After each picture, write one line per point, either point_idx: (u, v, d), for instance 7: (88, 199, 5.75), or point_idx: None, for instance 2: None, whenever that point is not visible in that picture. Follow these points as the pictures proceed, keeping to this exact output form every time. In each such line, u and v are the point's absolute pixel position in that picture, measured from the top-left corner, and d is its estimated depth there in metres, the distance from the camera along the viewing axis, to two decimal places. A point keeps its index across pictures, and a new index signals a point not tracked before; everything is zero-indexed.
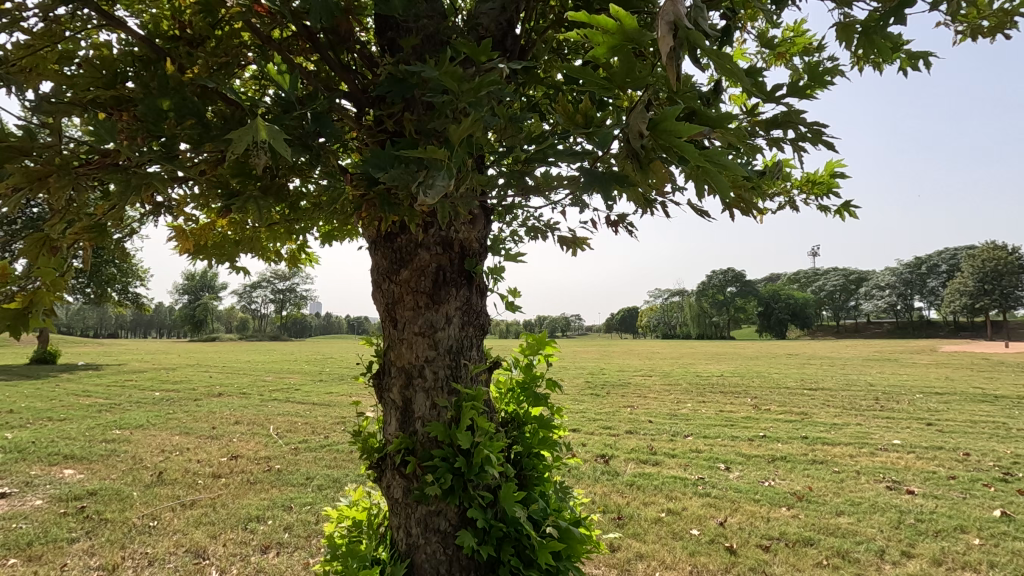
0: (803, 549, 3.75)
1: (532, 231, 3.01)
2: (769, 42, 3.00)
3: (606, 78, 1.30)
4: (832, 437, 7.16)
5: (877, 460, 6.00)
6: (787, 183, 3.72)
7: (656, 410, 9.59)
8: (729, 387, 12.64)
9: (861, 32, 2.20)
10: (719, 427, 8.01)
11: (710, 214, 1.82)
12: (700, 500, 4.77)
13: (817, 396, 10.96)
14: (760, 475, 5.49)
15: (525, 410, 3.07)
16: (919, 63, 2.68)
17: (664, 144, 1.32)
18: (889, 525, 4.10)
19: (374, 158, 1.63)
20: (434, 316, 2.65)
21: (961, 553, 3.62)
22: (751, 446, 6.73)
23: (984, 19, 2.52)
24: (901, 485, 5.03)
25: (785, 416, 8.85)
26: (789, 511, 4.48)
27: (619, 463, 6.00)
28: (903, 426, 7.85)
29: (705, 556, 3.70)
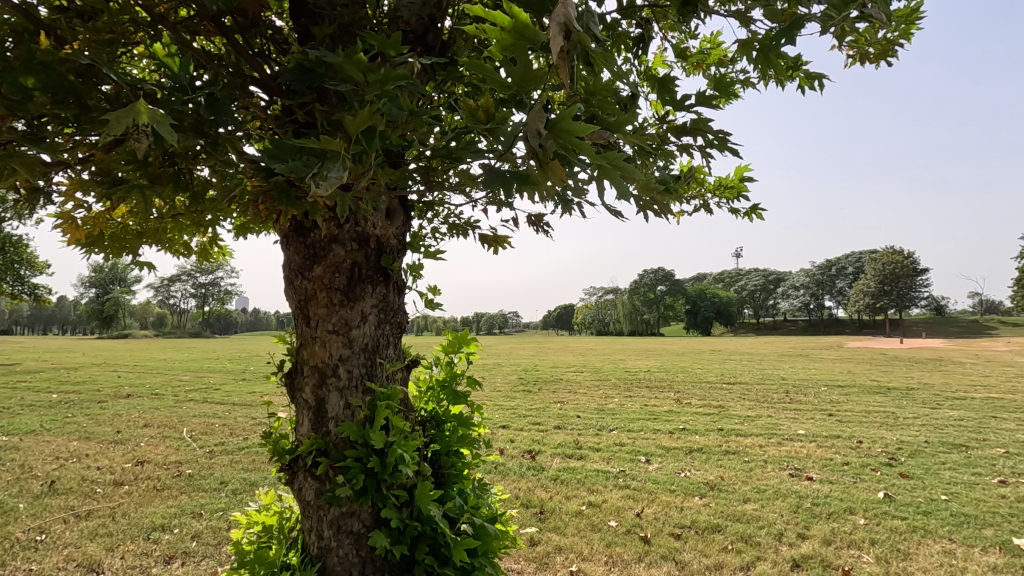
0: (711, 536, 3.96)
1: (452, 228, 3.01)
2: (685, 52, 3.14)
3: (506, 77, 1.32)
4: (744, 429, 7.60)
5: (783, 449, 6.43)
6: (701, 187, 3.91)
7: (584, 405, 9.82)
8: (654, 382, 13.18)
9: (759, 49, 2.36)
10: (643, 421, 8.31)
11: (622, 217, 1.89)
12: (620, 492, 4.94)
13: (734, 390, 11.60)
14: (677, 466, 5.76)
15: (444, 408, 3.05)
16: (815, 82, 2.89)
17: (563, 144, 1.36)
18: (789, 510, 4.41)
19: (273, 147, 1.56)
20: (348, 314, 2.58)
21: (849, 532, 3.95)
22: (671, 439, 7.04)
23: (871, 46, 2.75)
24: (802, 472, 5.43)
25: (705, 409, 9.31)
26: (701, 500, 4.72)
27: (545, 459, 6.10)
28: (808, 417, 8.46)
29: (620, 546, 3.83)
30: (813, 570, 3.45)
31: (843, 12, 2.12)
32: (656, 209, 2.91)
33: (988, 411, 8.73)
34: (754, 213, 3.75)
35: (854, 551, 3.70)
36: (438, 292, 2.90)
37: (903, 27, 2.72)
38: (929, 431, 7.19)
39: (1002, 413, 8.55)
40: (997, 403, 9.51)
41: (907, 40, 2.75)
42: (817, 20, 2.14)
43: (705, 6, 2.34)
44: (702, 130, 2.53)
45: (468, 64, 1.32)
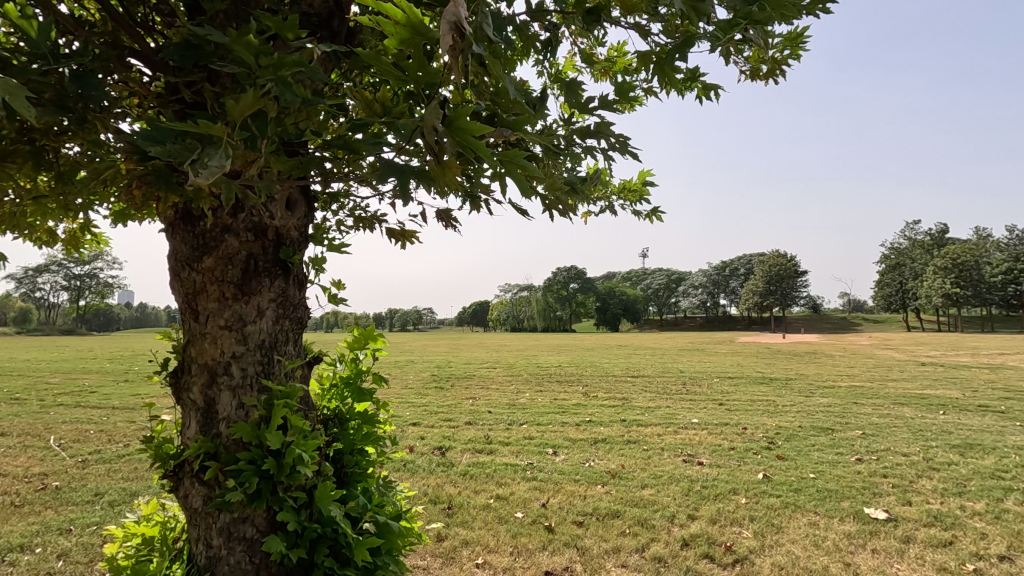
0: (610, 521, 4.17)
1: (358, 221, 2.94)
2: (593, 59, 3.27)
3: (403, 72, 1.34)
4: (645, 419, 8.06)
5: (678, 437, 6.88)
6: (607, 188, 4.10)
7: (496, 401, 9.93)
8: (564, 376, 13.61)
9: (656, 63, 2.52)
10: (552, 414, 8.57)
11: (528, 215, 1.95)
12: (527, 484, 5.06)
13: (637, 383, 12.23)
14: (582, 457, 6.00)
15: (348, 406, 2.97)
16: (710, 94, 3.12)
17: (461, 142, 1.39)
18: (681, 493, 4.74)
19: (148, 128, 1.44)
20: (242, 309, 2.44)
21: (732, 512, 4.31)
22: (578, 431, 7.31)
23: (761, 66, 3.02)
24: (694, 458, 5.84)
25: (610, 401, 9.75)
26: (603, 487, 4.95)
27: (456, 454, 6.11)
28: (701, 406, 9.13)
29: (526, 536, 3.93)
30: (700, 547, 3.71)
31: (728, 34, 2.32)
32: (562, 208, 3.02)
33: (850, 397, 9.86)
34: (655, 215, 3.98)
35: (736, 527, 4.04)
36: (341, 287, 2.81)
37: (788, 50, 3.00)
38: (802, 417, 8.00)
39: (862, 399, 9.69)
40: (858, 391, 10.75)
41: (790, 63, 3.05)
42: (706, 39, 2.33)
43: (608, 18, 2.47)
44: (604, 134, 2.67)
45: (363, 55, 1.29)
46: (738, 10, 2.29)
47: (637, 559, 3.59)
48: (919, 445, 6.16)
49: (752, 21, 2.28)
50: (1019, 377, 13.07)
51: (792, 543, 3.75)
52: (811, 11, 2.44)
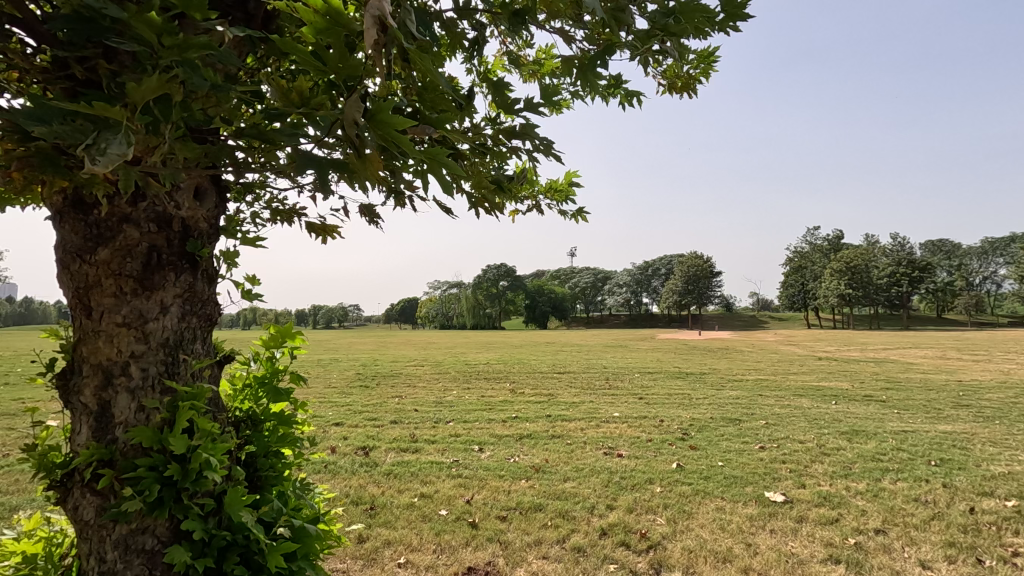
0: (532, 515, 4.25)
1: (275, 214, 2.81)
2: (522, 60, 3.32)
3: (323, 62, 1.31)
4: (569, 414, 8.27)
5: (600, 430, 7.13)
6: (534, 188, 4.17)
7: (423, 399, 9.84)
8: (492, 374, 13.70)
9: (578, 69, 2.60)
10: (479, 411, 8.60)
11: (454, 213, 1.95)
12: (452, 481, 5.06)
13: (563, 379, 12.51)
14: (507, 453, 6.07)
15: (262, 407, 2.85)
16: (631, 102, 3.26)
17: (383, 136, 1.38)
18: (601, 484, 4.92)
19: (32, 107, 1.31)
20: (143, 305, 2.26)
21: (648, 500, 4.53)
22: (504, 427, 7.39)
23: (678, 78, 3.18)
24: (614, 450, 6.07)
25: (536, 397, 9.93)
26: (527, 482, 5.04)
27: (379, 454, 5.99)
28: (623, 401, 9.49)
29: (449, 533, 3.94)
30: (617, 536, 3.87)
31: (646, 45, 2.44)
32: (488, 205, 3.04)
33: (757, 390, 10.61)
34: (579, 215, 4.09)
35: (651, 515, 4.24)
36: (256, 282, 2.68)
37: (702, 67, 3.19)
38: (713, 409, 8.52)
39: (766, 392, 10.46)
40: (763, 384, 11.59)
41: (704, 77, 3.24)
42: (625, 48, 2.43)
43: (534, 22, 2.52)
44: (529, 136, 2.72)
45: (278, 42, 1.24)
46: (656, 23, 2.41)
47: (558, 550, 3.69)
48: (813, 432, 6.73)
49: (668, 34, 2.41)
50: (897, 369, 14.59)
51: (701, 527, 3.98)
52: (721, 29, 2.61)
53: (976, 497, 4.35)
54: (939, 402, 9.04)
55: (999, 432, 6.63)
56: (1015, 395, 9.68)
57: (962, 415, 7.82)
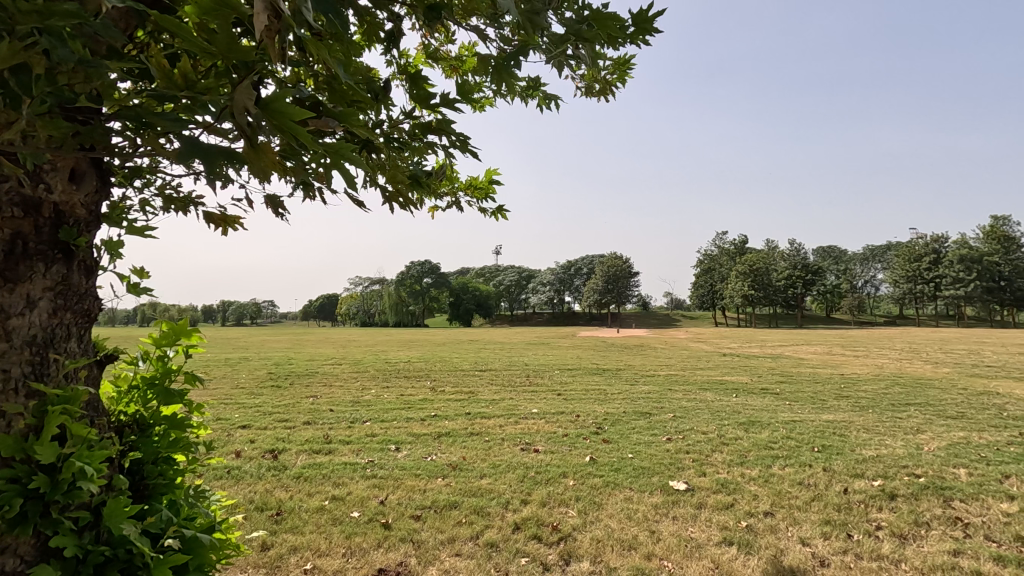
0: (447, 513, 4.24)
1: (168, 202, 2.60)
2: (442, 55, 3.29)
3: (210, 44, 1.22)
4: (488, 411, 8.32)
5: (518, 426, 7.23)
6: (454, 184, 4.15)
7: (339, 398, 9.52)
8: (412, 372, 13.52)
9: (494, 68, 2.62)
10: (397, 410, 8.45)
11: (364, 207, 1.90)
12: (366, 482, 4.94)
13: (484, 376, 12.56)
14: (424, 451, 6.01)
15: (151, 411, 2.64)
16: (549, 103, 3.32)
17: (279, 126, 1.31)
18: (516, 480, 4.99)
19: None
20: (4, 298, 2.00)
21: (560, 493, 4.65)
22: (422, 425, 7.32)
23: (595, 82, 3.28)
24: (531, 446, 6.18)
25: (456, 395, 9.91)
26: (443, 480, 5.02)
27: (289, 456, 5.73)
28: (542, 397, 9.68)
29: (360, 535, 3.84)
30: (529, 530, 3.94)
31: (560, 49, 2.49)
32: (403, 200, 2.99)
33: (667, 385, 11.19)
34: (499, 213, 4.13)
35: (563, 508, 4.36)
36: (144, 275, 2.47)
37: (618, 72, 3.31)
38: (626, 403, 8.89)
39: (675, 386, 11.05)
40: (673, 379, 12.22)
41: (619, 83, 3.36)
42: (539, 51, 2.48)
43: (450, 19, 2.52)
44: (445, 132, 2.71)
45: (158, 19, 1.11)
46: (570, 28, 2.46)
47: (471, 547, 3.70)
48: (715, 424, 7.20)
49: (581, 40, 2.47)
50: (790, 364, 15.94)
51: (609, 517, 4.14)
52: (633, 41, 2.72)
53: (849, 479, 4.84)
54: (824, 394, 9.96)
55: (871, 420, 7.41)
56: (885, 387, 10.86)
57: (842, 405, 8.66)
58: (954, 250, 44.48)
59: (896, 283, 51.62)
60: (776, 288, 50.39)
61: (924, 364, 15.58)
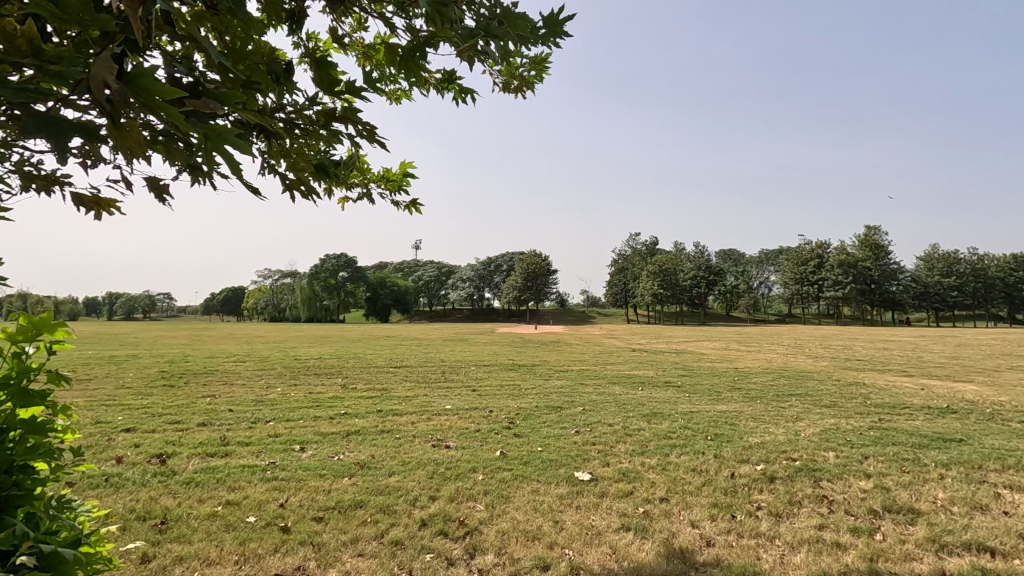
0: (352, 513, 4.12)
1: (28, 180, 2.32)
2: (353, 42, 3.19)
3: (61, 10, 1.10)
4: (401, 408, 8.20)
5: (431, 423, 7.17)
6: (366, 175, 4.04)
7: (241, 397, 8.96)
8: (323, 369, 13.03)
9: (401, 57, 2.58)
10: (304, 409, 8.10)
11: (258, 195, 1.80)
12: (265, 485, 4.70)
13: (399, 373, 12.36)
14: (331, 451, 5.81)
15: (5, 414, 2.33)
16: (465, 97, 3.32)
17: (147, 104, 1.21)
18: (425, 476, 4.95)
19: None
20: None
21: (469, 488, 4.67)
22: (330, 424, 7.06)
23: (512, 78, 3.32)
24: (442, 442, 6.16)
25: (368, 393, 9.66)
26: (350, 479, 4.88)
27: (179, 461, 5.32)
28: (457, 393, 9.66)
29: (255, 541, 3.64)
30: (436, 526, 3.93)
31: (470, 43, 2.49)
32: (306, 188, 2.87)
33: (578, 380, 11.57)
34: (413, 206, 4.07)
35: (471, 502, 4.38)
36: None
37: (535, 70, 3.36)
38: (539, 398, 9.09)
39: (586, 381, 11.44)
40: (585, 373, 12.67)
41: (535, 82, 3.42)
42: (448, 44, 2.48)
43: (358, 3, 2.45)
44: (351, 120, 2.63)
45: None
46: (479, 24, 2.47)
47: (375, 546, 3.62)
48: (621, 416, 7.53)
49: (490, 36, 2.48)
50: (692, 359, 17.00)
51: (516, 510, 4.22)
52: (544, 42, 2.77)
53: (736, 464, 5.25)
54: (719, 386, 10.72)
55: (758, 409, 8.09)
56: (773, 379, 11.88)
57: (734, 396, 9.37)
58: (835, 256, 49.35)
59: (785, 284, 56.53)
60: (682, 287, 53.50)
61: (806, 358, 17.22)
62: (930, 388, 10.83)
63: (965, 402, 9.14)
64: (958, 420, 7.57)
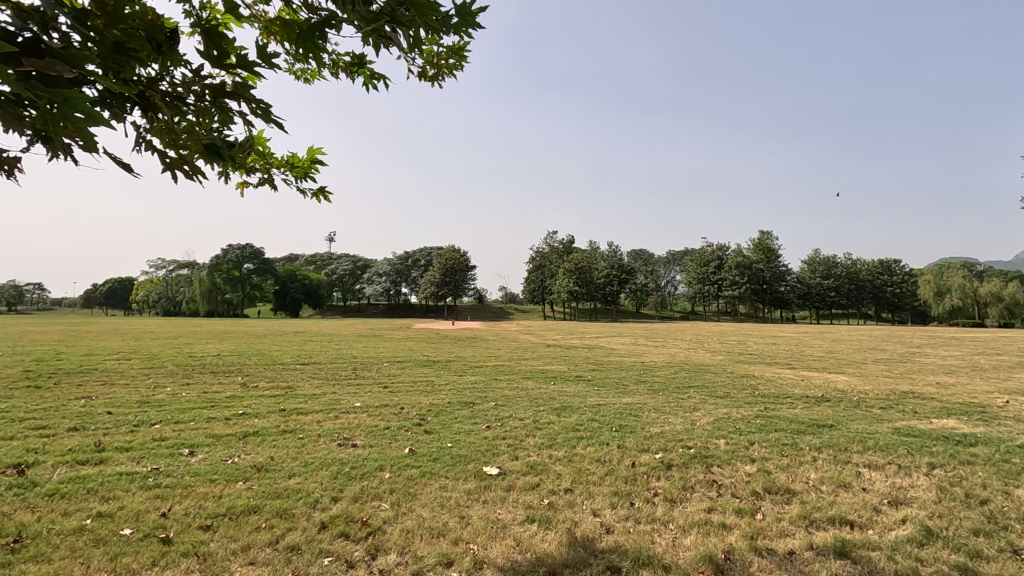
0: (244, 519, 3.87)
1: None
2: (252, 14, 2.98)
3: None
4: (307, 406, 7.83)
5: (337, 422, 6.90)
6: (268, 160, 3.79)
7: (123, 398, 8.16)
8: (220, 366, 12.16)
9: (299, 36, 2.43)
10: (197, 409, 7.51)
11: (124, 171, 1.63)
12: (144, 494, 4.29)
13: (306, 370, 11.81)
14: (225, 454, 5.43)
15: None
16: (377, 82, 3.20)
17: None
18: (328, 477, 4.75)
19: None
20: None
21: (374, 487, 4.54)
22: (225, 426, 6.59)
23: (427, 67, 3.25)
24: (348, 441, 5.95)
25: (270, 391, 9.14)
26: (244, 483, 4.58)
27: (42, 471, 4.74)
28: (367, 390, 9.38)
29: (130, 555, 3.31)
30: (336, 528, 3.77)
31: (373, 26, 2.39)
32: (193, 169, 2.64)
33: (492, 375, 11.64)
34: (320, 196, 3.87)
35: (376, 502, 4.26)
36: None
37: (451, 59, 3.30)
38: (452, 394, 9.04)
39: (499, 376, 11.54)
40: (499, 369, 12.77)
41: (452, 72, 3.37)
42: (350, 25, 2.37)
43: None
44: (243, 97, 2.44)
45: None
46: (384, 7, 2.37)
47: (267, 553, 3.42)
48: (532, 410, 7.66)
49: (396, 22, 2.39)
50: (602, 354, 17.66)
51: (422, 507, 4.15)
52: (455, 31, 2.72)
53: (637, 453, 5.51)
54: (625, 379, 11.21)
55: (660, 401, 8.53)
56: (673, 372, 12.61)
57: (639, 389, 9.83)
58: (733, 258, 53.18)
59: (689, 283, 60.16)
60: (596, 285, 55.41)
61: (704, 353, 18.43)
62: (808, 379, 11.96)
63: (836, 391, 10.19)
64: (829, 408, 8.43)
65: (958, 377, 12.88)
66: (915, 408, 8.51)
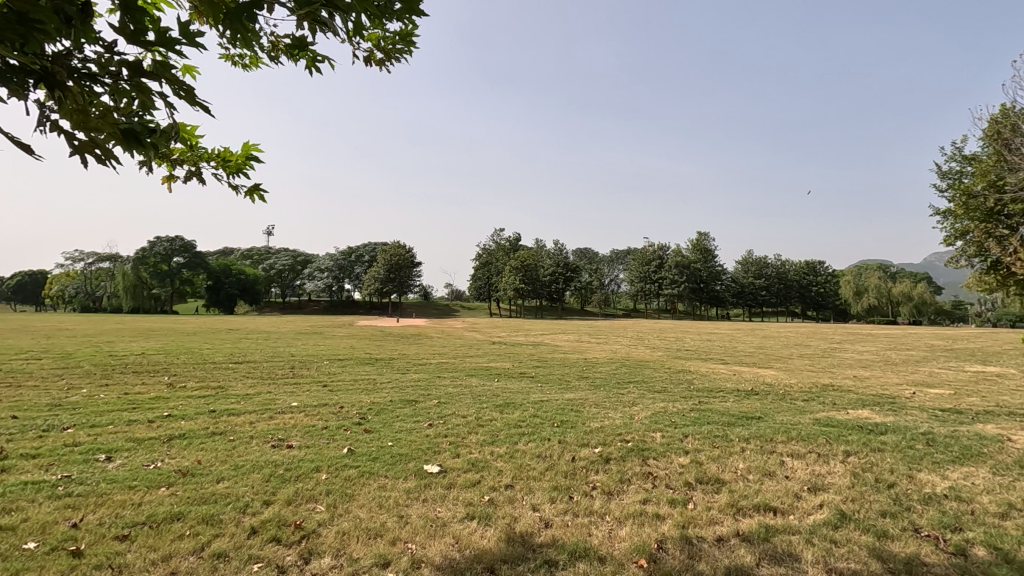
0: (166, 527, 3.65)
1: None
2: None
3: None
4: (239, 407, 7.48)
5: (271, 422, 6.64)
6: (197, 152, 3.59)
7: (31, 402, 7.52)
8: (144, 366, 11.42)
9: (227, 17, 2.31)
10: (117, 412, 7.02)
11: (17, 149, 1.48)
12: (53, 504, 3.97)
13: (239, 370, 11.27)
14: (146, 459, 5.10)
15: None
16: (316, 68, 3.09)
17: None
18: (261, 480, 4.56)
19: None
20: None
21: (309, 489, 4.40)
22: (148, 429, 6.20)
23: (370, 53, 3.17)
24: (283, 442, 5.73)
25: (200, 391, 8.68)
26: (167, 489, 4.32)
27: None
28: (305, 389, 9.08)
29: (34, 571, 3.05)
30: (268, 533, 3.63)
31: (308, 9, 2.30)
32: (106, 154, 2.45)
33: (435, 372, 11.53)
34: (255, 192, 3.70)
35: (311, 504, 4.12)
36: None
37: (395, 47, 3.23)
38: (393, 392, 8.88)
39: (443, 373, 11.44)
40: (443, 366, 12.67)
41: (396, 60, 3.30)
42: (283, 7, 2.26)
43: None
44: (164, 78, 2.28)
45: None
46: None
47: (191, 562, 3.24)
48: (474, 407, 7.64)
49: (332, 7, 2.31)
50: (546, 350, 17.88)
51: (359, 508, 4.06)
52: (397, 18, 2.66)
53: (578, 448, 5.59)
54: (568, 375, 11.37)
55: (601, 397, 8.71)
56: (614, 368, 12.91)
57: (581, 385, 10.00)
58: (673, 258, 55.04)
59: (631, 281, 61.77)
60: (541, 283, 55.94)
61: (644, 349, 18.97)
62: (740, 373, 12.54)
63: (765, 385, 10.74)
64: (758, 401, 8.87)
65: (872, 371, 13.87)
66: (834, 401, 9.08)
